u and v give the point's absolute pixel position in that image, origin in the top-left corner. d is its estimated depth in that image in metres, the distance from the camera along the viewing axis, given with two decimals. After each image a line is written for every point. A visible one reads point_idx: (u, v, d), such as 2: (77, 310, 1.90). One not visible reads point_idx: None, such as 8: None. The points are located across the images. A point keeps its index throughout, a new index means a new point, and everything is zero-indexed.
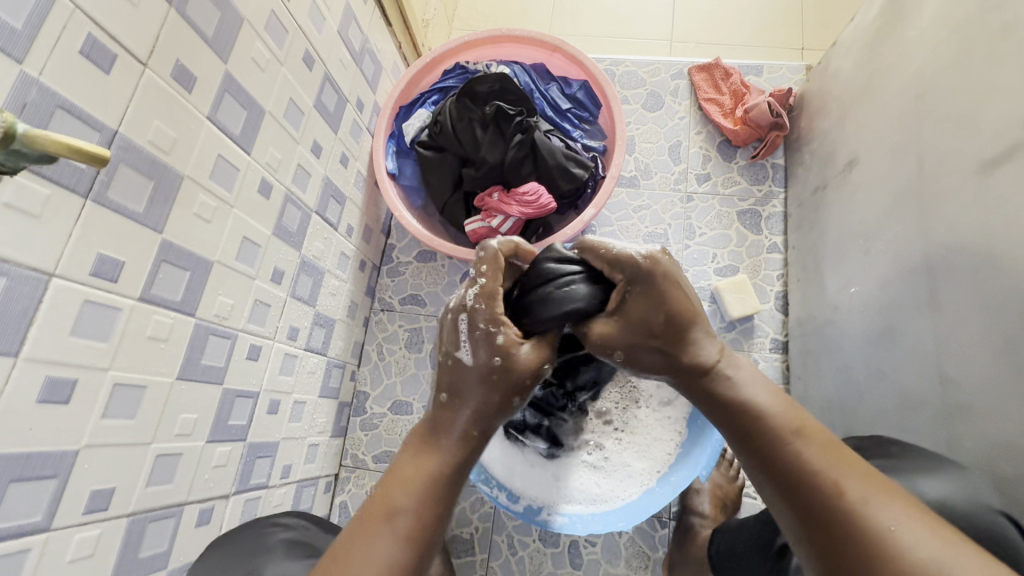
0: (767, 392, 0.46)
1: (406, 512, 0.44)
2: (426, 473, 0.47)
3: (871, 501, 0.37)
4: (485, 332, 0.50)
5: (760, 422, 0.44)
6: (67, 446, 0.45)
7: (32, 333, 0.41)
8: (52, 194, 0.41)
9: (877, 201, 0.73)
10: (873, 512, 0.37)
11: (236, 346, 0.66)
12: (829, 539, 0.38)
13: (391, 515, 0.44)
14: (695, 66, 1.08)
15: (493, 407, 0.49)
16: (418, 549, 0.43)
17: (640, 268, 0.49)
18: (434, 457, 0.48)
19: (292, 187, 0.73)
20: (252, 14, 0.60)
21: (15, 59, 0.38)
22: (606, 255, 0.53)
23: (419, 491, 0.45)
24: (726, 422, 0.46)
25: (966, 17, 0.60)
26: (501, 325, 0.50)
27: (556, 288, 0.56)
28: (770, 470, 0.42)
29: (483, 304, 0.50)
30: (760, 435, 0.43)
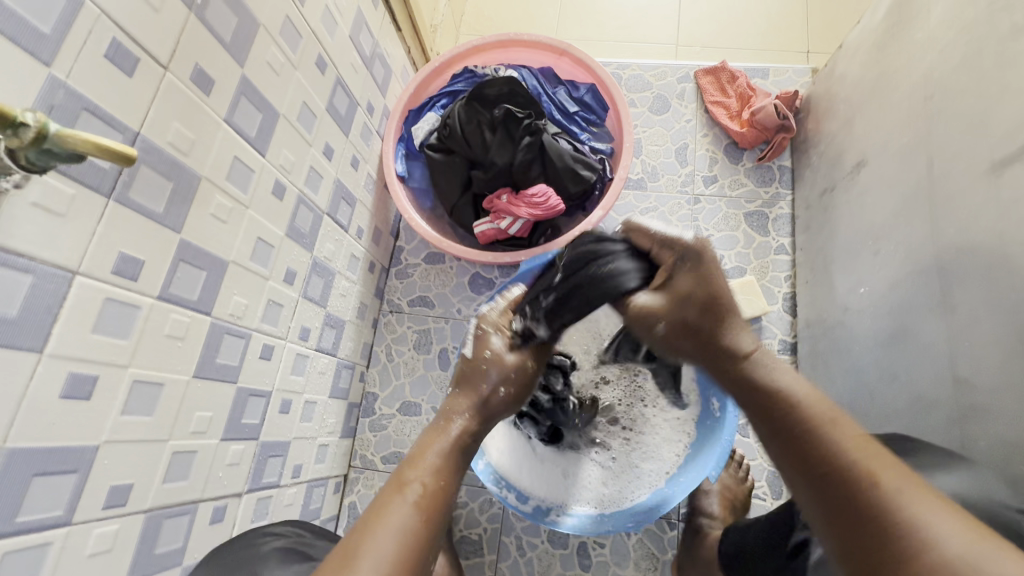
0: (801, 386, 0.47)
1: (417, 484, 0.46)
2: (435, 455, 0.50)
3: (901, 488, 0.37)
4: (481, 330, 0.63)
5: (793, 416, 0.45)
6: (88, 441, 0.46)
7: (56, 330, 0.42)
8: (77, 193, 0.42)
9: (886, 202, 0.74)
10: (903, 503, 0.37)
11: (250, 346, 0.67)
12: (855, 525, 0.38)
13: (403, 486, 0.46)
14: (702, 69, 1.09)
15: (483, 397, 0.57)
16: (429, 519, 0.44)
17: (693, 246, 0.56)
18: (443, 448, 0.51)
19: (304, 190, 0.74)
20: (267, 19, 0.62)
21: (43, 63, 0.39)
22: (656, 235, 0.59)
23: (429, 469, 0.48)
24: (761, 418, 0.48)
25: (975, 18, 0.61)
26: (495, 328, 0.62)
27: (600, 266, 0.60)
28: (802, 462, 0.43)
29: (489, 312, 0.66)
30: (792, 424, 0.45)
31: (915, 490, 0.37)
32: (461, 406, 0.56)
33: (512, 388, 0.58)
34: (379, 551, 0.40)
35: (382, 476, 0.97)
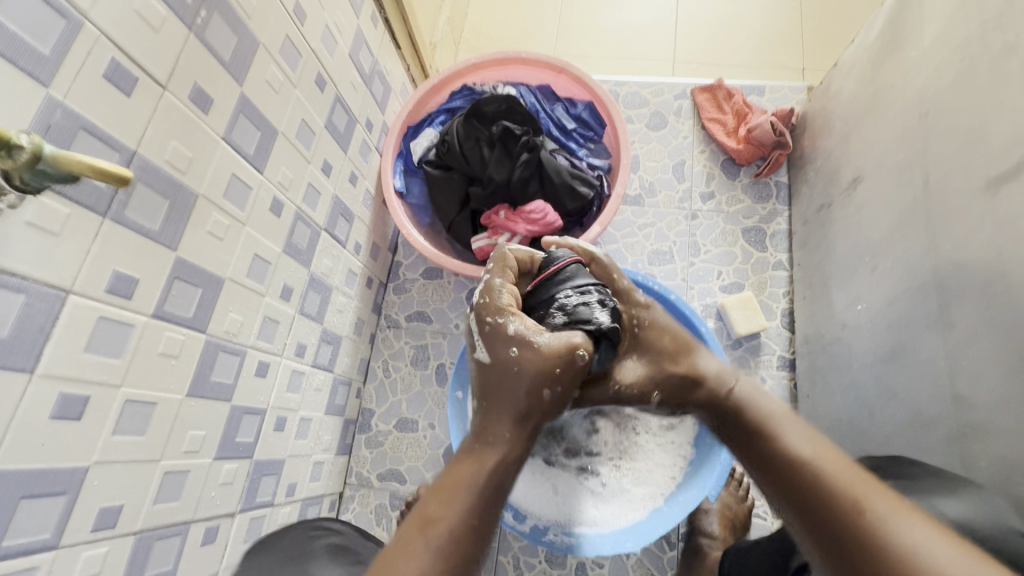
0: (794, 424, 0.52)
1: (444, 523, 0.45)
2: (467, 483, 0.48)
3: (887, 513, 0.41)
4: (494, 324, 0.55)
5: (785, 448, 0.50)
6: (78, 463, 0.45)
7: (48, 350, 0.42)
8: (73, 212, 0.42)
9: (883, 219, 0.74)
10: (890, 521, 0.40)
11: (245, 363, 0.66)
12: (851, 548, 0.41)
13: (427, 527, 0.44)
14: (698, 87, 1.10)
15: (525, 404, 0.52)
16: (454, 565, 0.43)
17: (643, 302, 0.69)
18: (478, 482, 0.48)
19: (302, 206, 0.74)
20: (267, 38, 0.62)
21: (41, 83, 0.39)
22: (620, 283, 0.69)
23: (458, 503, 0.46)
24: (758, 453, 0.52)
25: (967, 38, 0.61)
26: (507, 316, 0.56)
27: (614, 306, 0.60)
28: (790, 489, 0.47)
29: (485, 300, 0.58)
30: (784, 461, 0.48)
31: (902, 514, 0.40)
32: (496, 430, 0.52)
33: (558, 387, 0.54)
34: None
35: (378, 494, 0.96)
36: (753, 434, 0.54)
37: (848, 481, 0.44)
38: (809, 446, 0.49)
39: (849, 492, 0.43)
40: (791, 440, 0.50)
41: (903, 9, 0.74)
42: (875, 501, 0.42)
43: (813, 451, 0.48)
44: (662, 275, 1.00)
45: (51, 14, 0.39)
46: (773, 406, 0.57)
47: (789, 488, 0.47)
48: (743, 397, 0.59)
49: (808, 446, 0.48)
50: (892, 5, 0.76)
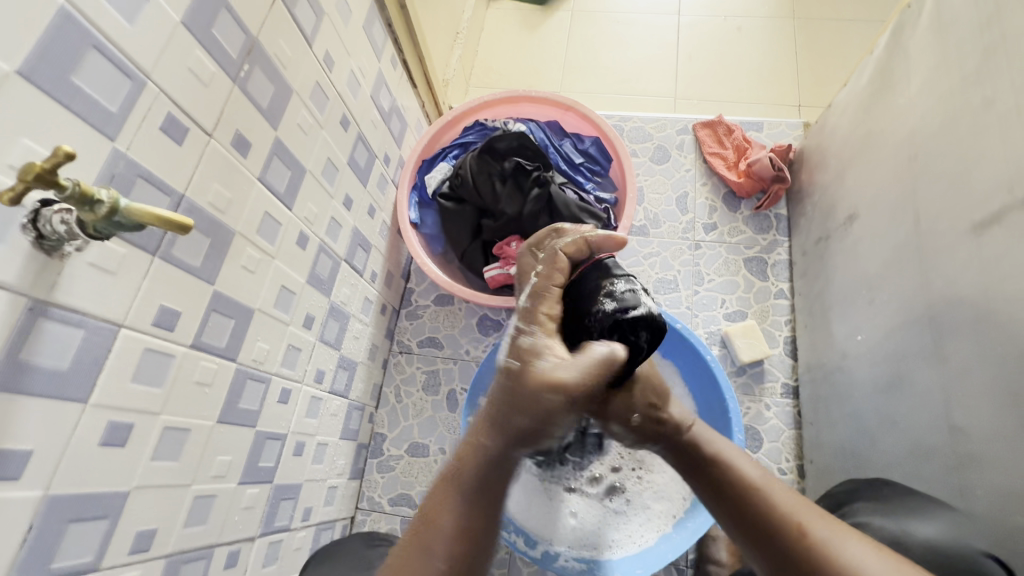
0: (737, 452, 0.61)
1: (443, 521, 0.53)
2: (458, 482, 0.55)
3: (826, 533, 0.49)
4: (525, 326, 0.60)
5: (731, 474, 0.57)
6: (120, 488, 0.48)
7: (100, 380, 0.45)
8: (128, 252, 0.45)
9: (879, 253, 0.77)
10: (832, 539, 0.48)
11: (269, 390, 0.69)
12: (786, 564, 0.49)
13: (429, 521, 0.53)
14: (699, 123, 1.15)
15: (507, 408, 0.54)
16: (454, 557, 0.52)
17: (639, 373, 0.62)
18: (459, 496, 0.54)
19: (325, 238, 0.78)
20: (300, 85, 0.67)
21: (108, 138, 0.43)
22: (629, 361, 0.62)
23: (452, 503, 0.54)
24: (704, 480, 0.59)
25: (950, 89, 0.66)
26: (541, 320, 0.60)
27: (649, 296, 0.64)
28: (738, 512, 0.54)
29: (530, 302, 0.63)
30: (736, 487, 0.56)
31: (841, 536, 0.48)
32: (485, 430, 0.56)
33: (557, 394, 0.52)
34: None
35: (389, 518, 0.97)
36: (707, 466, 0.60)
37: (793, 505, 0.52)
38: (759, 475, 0.57)
39: (791, 516, 0.51)
40: (743, 469, 0.58)
41: (891, 57, 0.78)
42: (817, 525, 0.49)
43: (761, 481, 0.56)
44: (667, 303, 1.03)
45: (120, 76, 0.43)
46: (727, 450, 0.62)
47: (737, 512, 0.54)
48: (700, 437, 0.63)
49: (759, 476, 0.56)
50: (881, 53, 0.81)
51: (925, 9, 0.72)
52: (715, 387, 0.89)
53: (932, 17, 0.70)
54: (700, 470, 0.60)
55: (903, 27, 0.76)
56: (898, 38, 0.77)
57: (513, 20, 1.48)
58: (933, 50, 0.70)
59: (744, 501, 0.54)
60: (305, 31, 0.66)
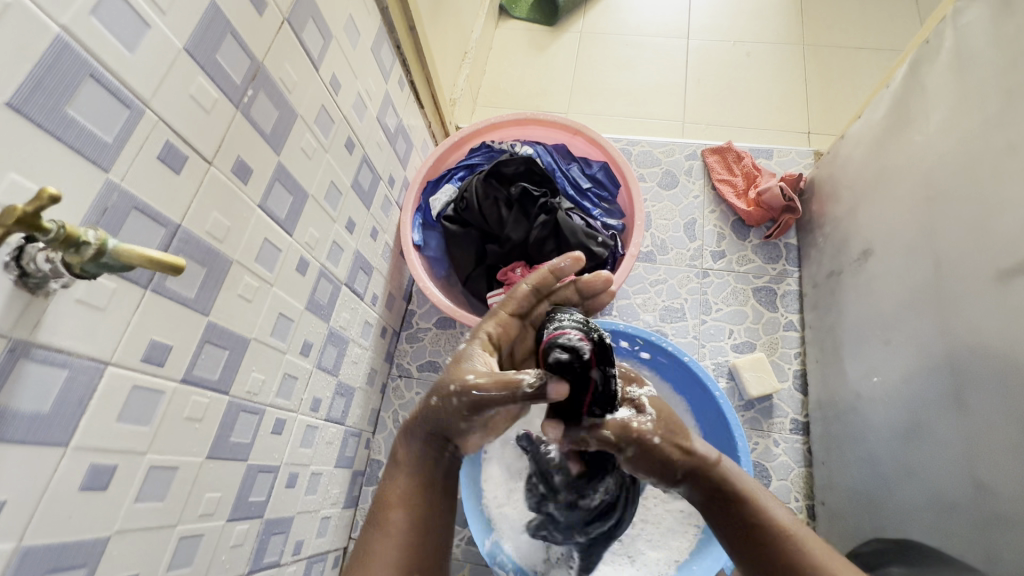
0: (752, 480, 0.56)
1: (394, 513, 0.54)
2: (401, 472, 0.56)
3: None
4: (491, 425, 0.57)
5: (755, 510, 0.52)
6: (99, 534, 0.45)
7: (84, 422, 0.42)
8: (117, 287, 0.43)
9: (895, 293, 0.75)
10: None
11: (263, 421, 0.66)
12: None
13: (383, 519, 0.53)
14: (708, 148, 1.13)
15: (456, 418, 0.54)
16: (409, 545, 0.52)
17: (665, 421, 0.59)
18: (394, 545, 0.52)
19: (326, 263, 0.76)
20: (305, 110, 0.65)
21: (103, 169, 0.41)
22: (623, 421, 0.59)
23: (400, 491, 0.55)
24: (718, 513, 0.53)
25: (971, 130, 0.64)
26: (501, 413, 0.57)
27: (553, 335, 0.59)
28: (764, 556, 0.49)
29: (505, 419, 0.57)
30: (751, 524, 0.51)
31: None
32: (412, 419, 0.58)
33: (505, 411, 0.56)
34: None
35: None
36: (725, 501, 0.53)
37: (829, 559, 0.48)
38: (790, 520, 0.52)
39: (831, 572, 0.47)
40: (773, 508, 0.52)
41: (908, 93, 0.77)
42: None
43: (791, 522, 0.51)
44: (674, 332, 1.01)
45: (117, 106, 0.41)
46: (753, 484, 0.55)
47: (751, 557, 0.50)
48: (728, 473, 0.55)
49: (787, 517, 0.52)
50: (897, 87, 0.80)
51: (944, 46, 0.71)
52: (723, 422, 0.86)
53: (952, 54, 0.69)
54: (717, 503, 0.53)
55: (921, 62, 0.75)
56: (915, 73, 0.76)
57: (520, 40, 1.48)
58: (953, 88, 0.68)
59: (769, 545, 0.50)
60: (311, 55, 0.64)
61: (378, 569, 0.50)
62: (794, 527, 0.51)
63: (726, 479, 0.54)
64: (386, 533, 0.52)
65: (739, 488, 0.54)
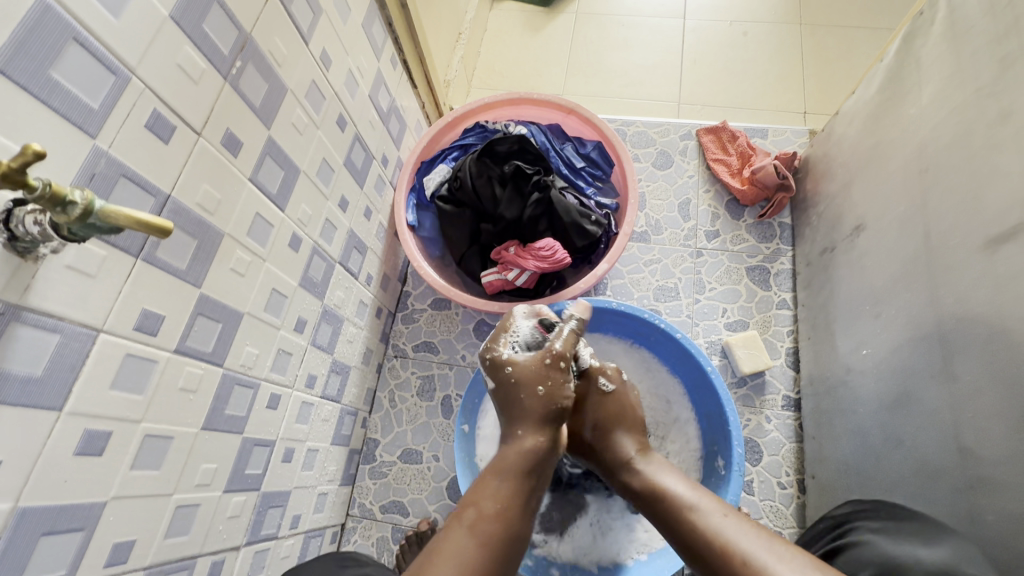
0: (669, 472, 0.66)
1: (473, 508, 0.58)
2: (493, 475, 0.62)
3: (749, 547, 0.54)
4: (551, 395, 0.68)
5: (664, 498, 0.63)
6: (96, 498, 0.46)
7: (77, 388, 0.43)
8: (108, 255, 0.44)
9: (886, 269, 0.76)
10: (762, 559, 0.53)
11: (258, 395, 0.67)
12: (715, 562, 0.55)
13: (461, 512, 0.58)
14: (703, 128, 1.13)
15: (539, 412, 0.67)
16: (481, 542, 0.55)
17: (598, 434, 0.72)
18: (468, 539, 0.55)
19: (319, 241, 0.76)
20: (295, 84, 0.65)
21: (90, 135, 0.41)
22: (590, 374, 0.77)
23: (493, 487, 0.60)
24: (644, 506, 0.65)
25: (963, 101, 0.64)
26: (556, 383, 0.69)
27: (522, 340, 0.74)
28: (678, 537, 0.59)
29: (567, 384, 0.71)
30: (665, 509, 0.62)
31: (759, 547, 0.54)
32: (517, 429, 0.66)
33: (547, 385, 0.69)
34: (453, 558, 0.52)
35: (381, 526, 0.96)
36: (645, 497, 0.65)
37: (723, 527, 0.57)
38: (689, 495, 0.62)
39: (718, 535, 0.56)
40: (677, 492, 0.63)
41: (902, 66, 0.77)
42: (741, 540, 0.55)
43: (694, 499, 0.61)
44: (668, 311, 1.02)
45: (102, 72, 0.41)
46: (666, 474, 0.66)
47: (675, 538, 0.60)
48: (643, 470, 0.67)
49: (690, 494, 0.62)
50: (891, 61, 0.80)
51: (938, 18, 0.70)
52: (715, 398, 0.87)
53: (946, 25, 0.69)
54: (642, 498, 0.65)
55: (915, 35, 0.75)
56: (908, 47, 0.76)
57: (515, 21, 1.47)
58: (945, 61, 0.68)
59: (677, 522, 0.60)
60: (301, 28, 0.64)
61: (449, 554, 0.53)
62: (696, 504, 0.61)
63: (639, 477, 0.67)
64: (464, 524, 0.56)
65: (653, 481, 0.65)
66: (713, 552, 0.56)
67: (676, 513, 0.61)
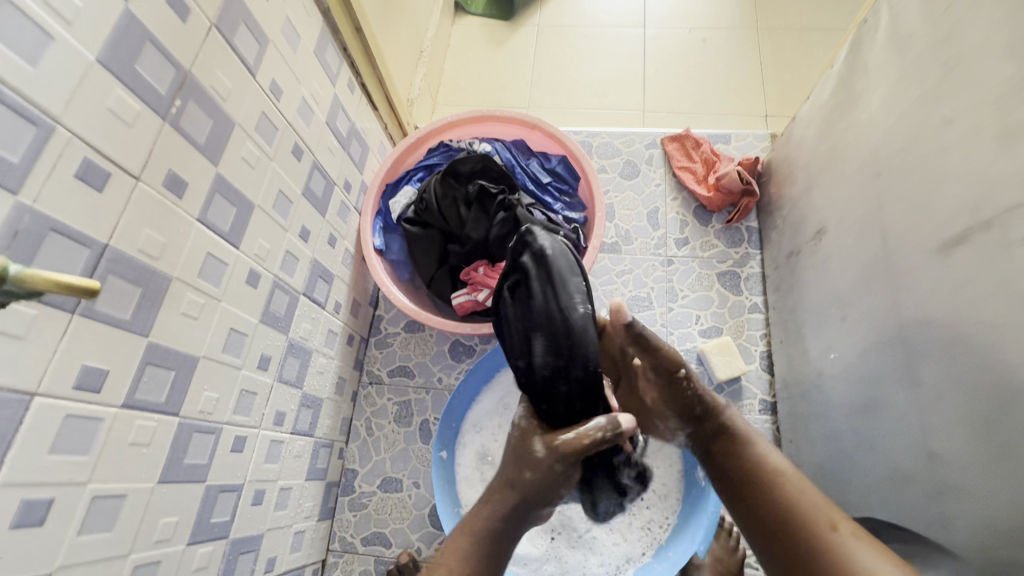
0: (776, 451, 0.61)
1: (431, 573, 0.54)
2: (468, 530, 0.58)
3: (848, 531, 0.51)
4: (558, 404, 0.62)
5: (762, 463, 0.59)
6: (40, 570, 0.44)
7: (10, 457, 0.41)
8: (39, 313, 0.42)
9: (848, 272, 0.77)
10: (844, 540, 0.50)
11: (221, 440, 0.65)
12: (797, 545, 0.52)
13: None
14: (667, 136, 1.14)
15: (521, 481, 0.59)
16: None
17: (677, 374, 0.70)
18: None
19: (280, 274, 0.74)
20: (243, 117, 0.63)
21: (10, 190, 0.39)
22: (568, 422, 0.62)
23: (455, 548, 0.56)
24: (732, 460, 0.62)
25: (910, 106, 0.65)
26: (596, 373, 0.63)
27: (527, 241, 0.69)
28: (760, 507, 0.56)
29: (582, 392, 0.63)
30: (763, 480, 0.58)
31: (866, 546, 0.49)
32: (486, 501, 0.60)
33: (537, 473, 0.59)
34: None
35: (363, 560, 0.93)
36: (739, 447, 0.62)
37: (816, 501, 0.54)
38: (789, 466, 0.58)
39: (821, 512, 0.53)
40: (772, 461, 0.59)
41: (852, 72, 0.78)
42: (841, 521, 0.52)
43: (794, 472, 0.58)
44: (642, 321, 1.01)
45: (22, 124, 0.40)
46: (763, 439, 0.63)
47: (753, 504, 0.57)
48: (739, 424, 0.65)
49: (788, 467, 0.58)
50: (842, 67, 0.81)
51: (882, 24, 0.72)
52: None
53: (889, 32, 0.70)
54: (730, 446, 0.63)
55: (862, 41, 0.76)
56: (856, 52, 0.77)
57: (479, 36, 1.47)
58: (890, 67, 0.70)
59: (771, 490, 0.56)
60: (247, 61, 0.63)
61: None
62: (797, 477, 0.57)
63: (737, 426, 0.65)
64: None
65: (755, 441, 0.62)
66: (796, 524, 0.53)
67: (777, 480, 0.57)
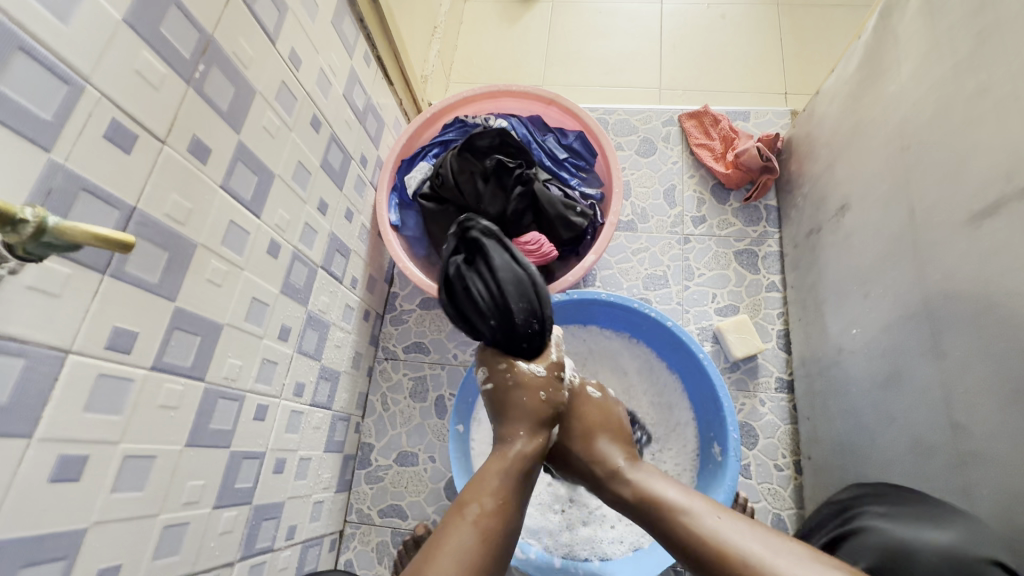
0: (672, 485, 0.60)
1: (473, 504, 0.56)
2: (509, 457, 0.61)
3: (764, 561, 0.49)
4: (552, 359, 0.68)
5: (662, 508, 0.57)
6: (78, 524, 0.45)
7: (47, 413, 0.42)
8: (73, 272, 0.42)
9: (871, 247, 0.76)
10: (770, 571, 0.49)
11: (244, 407, 0.65)
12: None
13: (462, 507, 0.55)
14: (685, 113, 1.12)
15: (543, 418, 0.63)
16: (484, 538, 0.53)
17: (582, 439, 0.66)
18: (470, 534, 0.53)
19: (299, 245, 0.74)
20: (264, 85, 0.63)
21: (43, 148, 0.39)
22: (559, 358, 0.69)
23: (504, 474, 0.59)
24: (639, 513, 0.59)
25: (942, 75, 0.64)
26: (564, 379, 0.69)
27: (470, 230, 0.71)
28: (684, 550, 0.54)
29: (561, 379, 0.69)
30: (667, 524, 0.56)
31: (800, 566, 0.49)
32: (514, 429, 0.63)
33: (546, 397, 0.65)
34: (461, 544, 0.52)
35: (380, 531, 0.95)
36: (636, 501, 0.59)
37: (721, 531, 0.53)
38: (685, 500, 0.57)
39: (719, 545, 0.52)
40: (668, 499, 0.57)
41: (881, 42, 0.76)
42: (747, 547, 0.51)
43: (690, 503, 0.56)
44: (658, 299, 1.01)
45: (54, 82, 0.40)
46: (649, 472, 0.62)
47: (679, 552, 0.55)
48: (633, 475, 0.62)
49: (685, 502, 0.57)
50: (870, 39, 0.79)
51: None
52: (710, 386, 0.86)
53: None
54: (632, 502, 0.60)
55: (892, 10, 0.74)
56: (886, 22, 0.75)
57: (492, 12, 1.45)
58: (922, 36, 0.68)
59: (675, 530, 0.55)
60: (267, 28, 0.62)
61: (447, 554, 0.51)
62: (692, 509, 0.56)
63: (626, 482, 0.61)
64: (464, 519, 0.54)
65: (644, 488, 0.59)
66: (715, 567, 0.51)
67: (675, 521, 0.55)
